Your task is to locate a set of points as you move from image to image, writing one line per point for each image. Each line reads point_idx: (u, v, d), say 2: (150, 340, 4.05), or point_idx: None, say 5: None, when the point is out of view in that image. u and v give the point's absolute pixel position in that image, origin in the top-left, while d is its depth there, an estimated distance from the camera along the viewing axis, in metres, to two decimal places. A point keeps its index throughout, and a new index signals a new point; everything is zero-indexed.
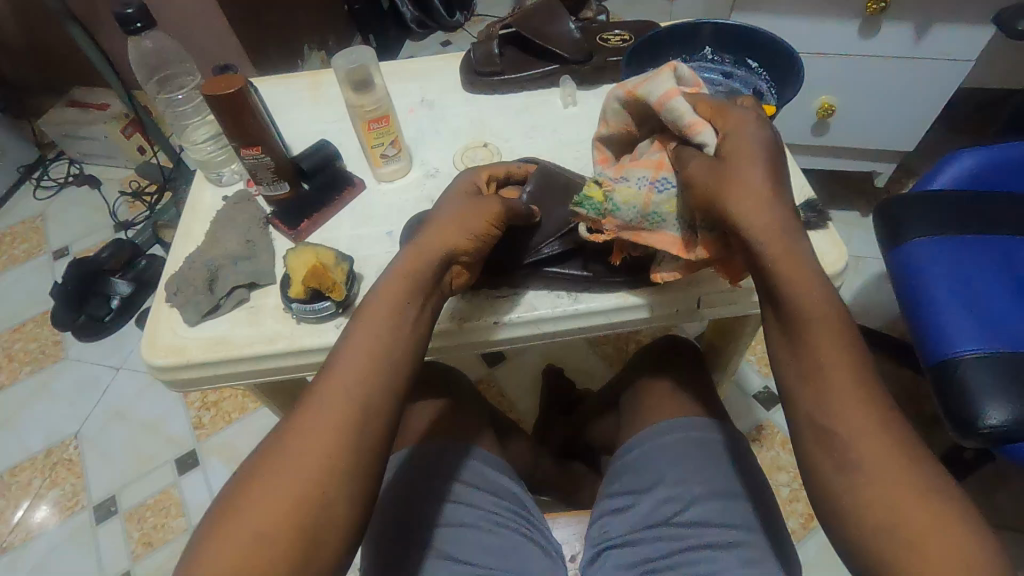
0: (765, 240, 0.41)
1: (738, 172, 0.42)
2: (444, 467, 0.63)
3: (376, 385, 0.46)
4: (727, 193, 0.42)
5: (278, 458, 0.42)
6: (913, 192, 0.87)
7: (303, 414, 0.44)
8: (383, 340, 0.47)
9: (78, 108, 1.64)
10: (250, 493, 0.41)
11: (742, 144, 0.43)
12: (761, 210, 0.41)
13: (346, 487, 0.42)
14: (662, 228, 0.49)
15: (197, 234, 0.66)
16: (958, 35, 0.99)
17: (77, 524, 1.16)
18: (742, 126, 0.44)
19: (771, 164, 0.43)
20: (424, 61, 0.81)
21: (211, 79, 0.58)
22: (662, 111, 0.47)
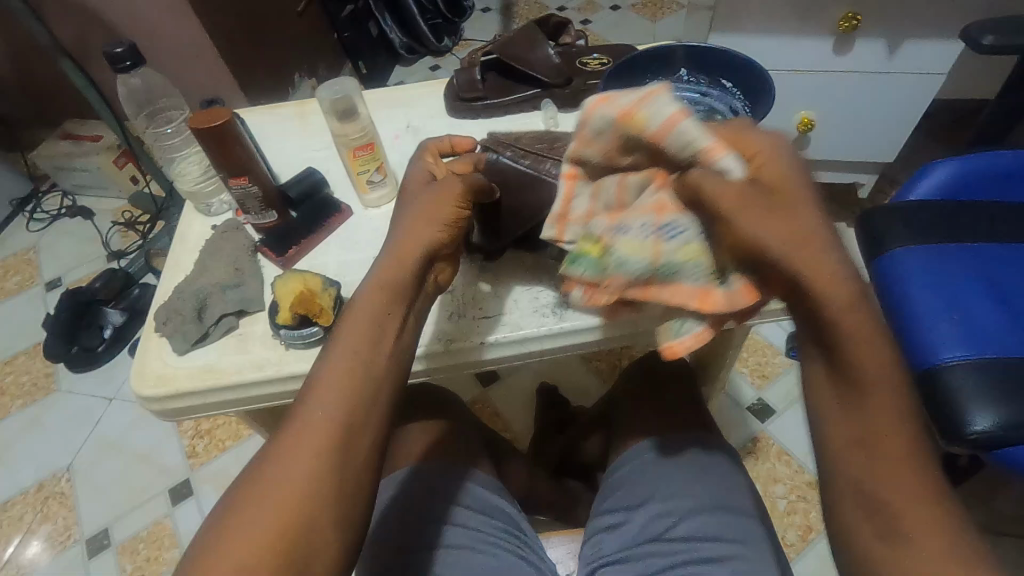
0: (828, 291, 0.41)
1: (785, 210, 0.42)
2: (435, 491, 0.63)
3: (360, 402, 0.45)
4: (779, 232, 0.41)
5: (262, 482, 0.42)
6: (892, 203, 0.88)
7: (287, 435, 0.44)
8: (364, 356, 0.47)
9: (71, 141, 1.66)
10: (234, 520, 0.40)
11: (779, 177, 0.42)
12: (811, 246, 0.41)
13: (331, 510, 0.42)
14: (677, 279, 0.46)
15: (187, 263, 0.67)
16: (929, 49, 1.02)
17: (69, 558, 1.15)
18: (769, 156, 0.43)
19: (809, 194, 0.43)
20: (409, 89, 0.83)
21: (198, 112, 0.60)
22: (666, 140, 0.43)
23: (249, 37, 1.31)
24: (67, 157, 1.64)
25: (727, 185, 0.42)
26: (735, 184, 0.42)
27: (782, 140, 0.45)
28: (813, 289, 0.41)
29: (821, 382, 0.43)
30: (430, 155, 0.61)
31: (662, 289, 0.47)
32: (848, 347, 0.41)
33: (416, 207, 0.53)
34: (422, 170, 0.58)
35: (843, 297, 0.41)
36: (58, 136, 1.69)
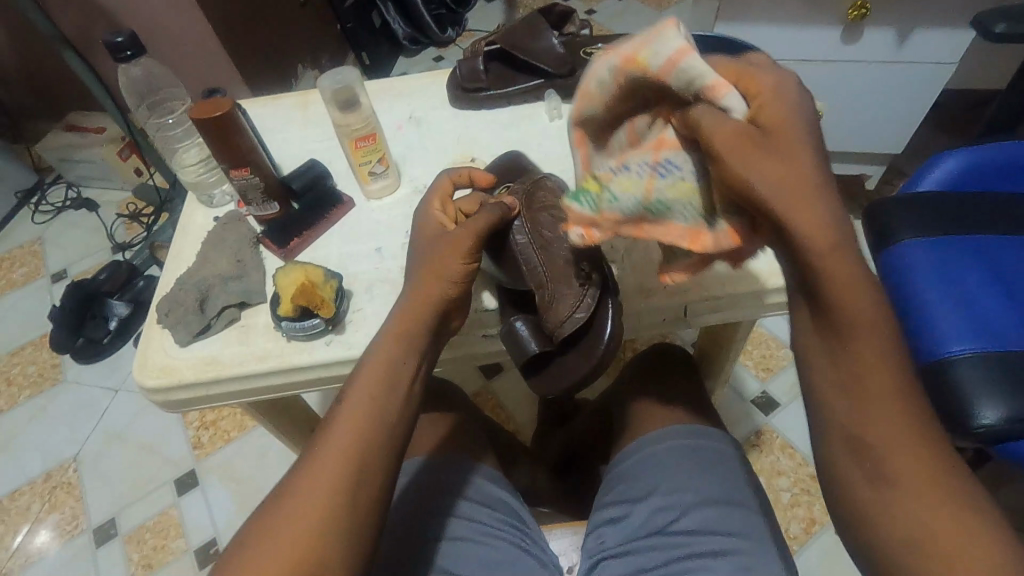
0: (811, 241, 0.38)
1: (779, 150, 0.39)
2: (436, 487, 0.63)
3: (371, 439, 0.46)
4: (766, 174, 0.38)
5: (280, 513, 0.43)
6: (900, 195, 0.87)
7: (305, 469, 0.46)
8: (382, 395, 0.48)
9: (74, 133, 1.66)
10: (255, 551, 0.42)
11: (779, 118, 0.39)
12: (801, 188, 0.38)
13: (342, 543, 0.43)
14: (669, 218, 0.44)
15: (189, 255, 0.67)
16: (940, 38, 1.00)
17: (77, 547, 1.16)
18: (778, 94, 0.40)
19: (813, 135, 0.40)
20: (411, 79, 0.82)
21: (199, 103, 0.59)
22: (672, 77, 0.40)
23: (251, 28, 1.31)
24: (71, 149, 1.64)
25: (722, 125, 0.39)
26: (732, 125, 0.39)
27: (792, 79, 0.41)
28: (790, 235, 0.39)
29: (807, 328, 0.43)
30: (441, 192, 0.59)
31: (652, 229, 0.46)
32: (828, 296, 0.40)
33: (426, 258, 0.54)
34: (432, 217, 0.57)
35: (829, 243, 0.38)
36: (62, 127, 1.69)
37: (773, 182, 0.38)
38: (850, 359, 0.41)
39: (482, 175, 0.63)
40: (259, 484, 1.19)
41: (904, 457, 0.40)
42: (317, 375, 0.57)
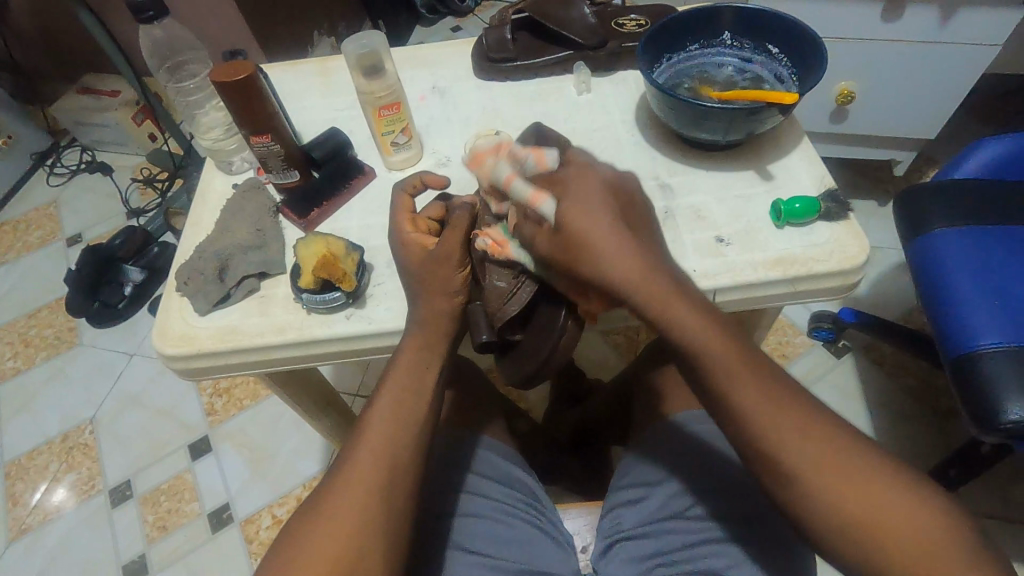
0: (636, 292, 0.45)
1: (584, 234, 0.46)
2: (451, 464, 0.63)
3: (404, 439, 0.48)
4: (578, 262, 0.46)
5: (320, 512, 0.44)
6: (936, 181, 0.84)
7: (343, 470, 0.46)
8: (409, 397, 0.50)
9: (90, 96, 1.64)
10: (298, 549, 0.43)
11: (577, 202, 0.47)
12: (609, 254, 0.45)
13: (382, 538, 0.44)
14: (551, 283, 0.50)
15: (208, 222, 0.66)
16: (985, 19, 0.96)
17: (93, 507, 1.18)
18: (570, 184, 0.48)
19: (613, 211, 0.47)
20: (435, 47, 0.79)
21: (221, 65, 0.58)
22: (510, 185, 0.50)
23: None
24: (86, 112, 1.62)
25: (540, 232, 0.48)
26: (546, 231, 0.47)
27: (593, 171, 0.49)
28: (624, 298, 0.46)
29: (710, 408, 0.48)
30: (405, 199, 0.58)
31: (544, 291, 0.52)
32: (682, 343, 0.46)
33: (420, 275, 0.54)
34: (409, 239, 0.55)
35: (658, 296, 0.45)
36: (77, 89, 1.67)
37: (587, 255, 0.45)
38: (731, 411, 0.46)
39: (435, 177, 0.59)
40: (271, 452, 1.20)
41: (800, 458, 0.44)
42: (339, 348, 0.56)
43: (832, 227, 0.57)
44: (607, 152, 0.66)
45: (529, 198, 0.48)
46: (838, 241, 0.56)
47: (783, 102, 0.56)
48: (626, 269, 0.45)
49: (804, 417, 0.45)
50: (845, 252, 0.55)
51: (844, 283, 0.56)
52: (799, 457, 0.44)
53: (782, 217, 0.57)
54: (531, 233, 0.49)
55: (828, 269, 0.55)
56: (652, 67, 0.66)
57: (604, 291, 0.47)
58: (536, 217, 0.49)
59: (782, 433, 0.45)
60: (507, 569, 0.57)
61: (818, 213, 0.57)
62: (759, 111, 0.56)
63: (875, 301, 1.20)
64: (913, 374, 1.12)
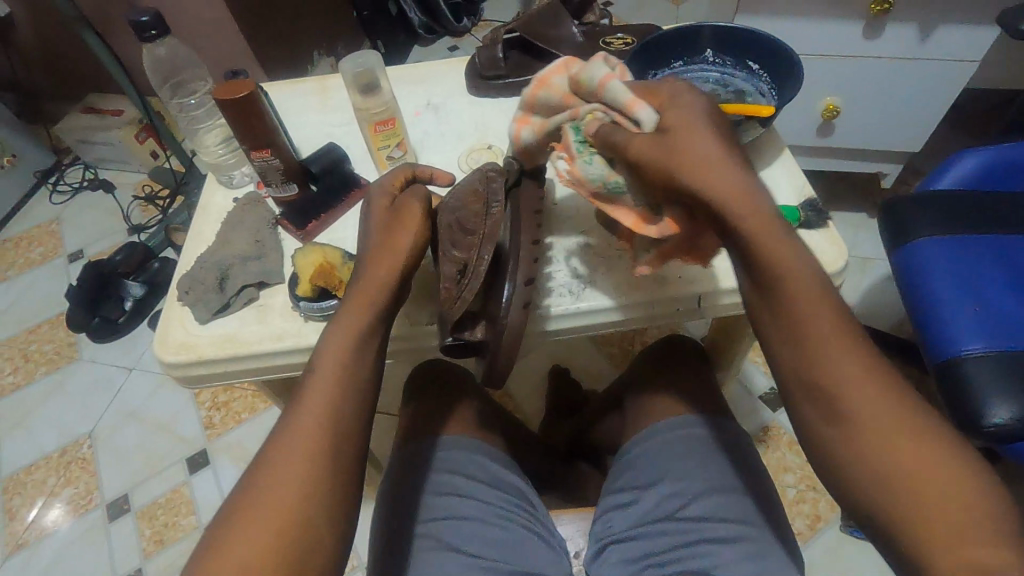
0: (741, 210, 0.40)
1: (682, 144, 0.41)
2: (421, 467, 0.64)
3: (344, 411, 0.48)
4: (680, 168, 0.41)
5: (264, 483, 0.45)
6: (918, 192, 0.87)
7: (282, 439, 0.46)
8: (349, 362, 0.49)
9: (93, 115, 1.68)
10: (238, 522, 0.43)
11: (684, 121, 0.42)
12: (712, 161, 0.41)
13: (323, 506, 0.44)
14: (620, 200, 0.48)
15: (208, 234, 0.67)
16: (962, 36, 0.99)
17: (90, 521, 1.18)
18: (678, 96, 0.44)
19: (714, 129, 0.43)
20: (429, 66, 0.82)
21: (222, 84, 0.60)
22: (604, 91, 0.47)
23: (269, 13, 1.31)
24: (89, 131, 1.66)
25: (634, 137, 0.44)
26: (643, 138, 0.43)
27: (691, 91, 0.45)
28: (722, 209, 0.41)
29: (778, 328, 0.44)
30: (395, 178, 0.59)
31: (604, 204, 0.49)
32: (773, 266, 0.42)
33: (380, 229, 0.55)
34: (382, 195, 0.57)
35: (752, 217, 0.41)
36: (81, 109, 1.71)
37: (694, 171, 0.41)
38: (810, 340, 0.42)
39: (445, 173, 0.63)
40: None
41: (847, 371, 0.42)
42: None
43: (813, 234, 0.59)
44: None
45: (627, 103, 0.45)
46: (817, 247, 0.58)
47: (761, 115, 0.58)
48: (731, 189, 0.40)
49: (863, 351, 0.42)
50: (824, 259, 0.57)
51: None
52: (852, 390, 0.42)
53: None
54: (618, 140, 0.45)
55: None
56: (638, 83, 0.69)
57: (694, 207, 0.42)
58: (628, 125, 0.45)
59: (852, 377, 0.41)
60: (497, 569, 0.57)
61: (798, 221, 0.59)
62: (739, 124, 0.59)
63: (866, 311, 1.21)
64: None
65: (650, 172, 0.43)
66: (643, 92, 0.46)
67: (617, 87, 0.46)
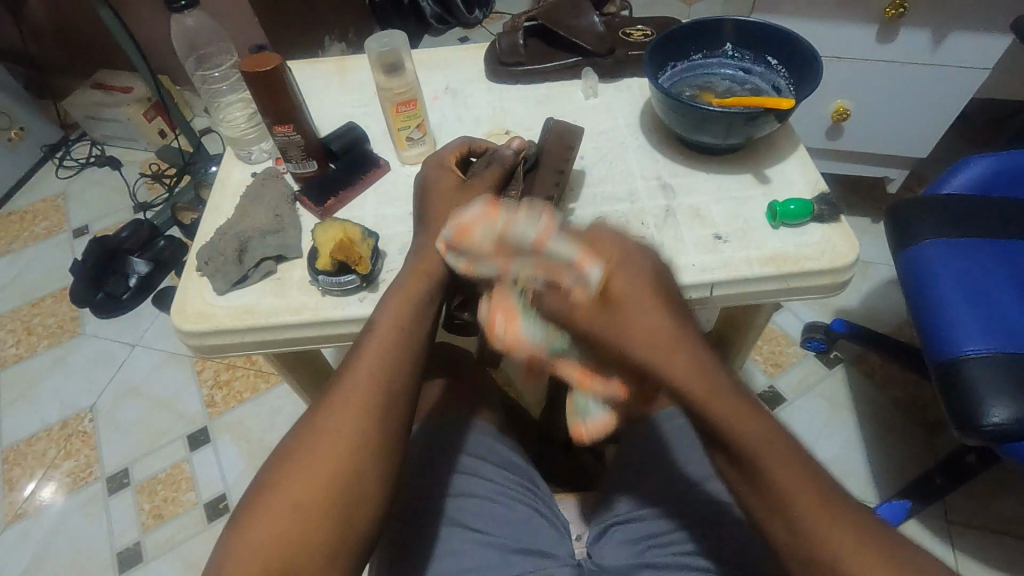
0: (673, 366, 0.48)
1: (624, 311, 0.50)
2: (449, 446, 0.65)
3: (396, 373, 0.50)
4: (620, 329, 0.50)
5: (315, 439, 0.46)
6: (926, 194, 0.88)
7: (336, 395, 0.48)
8: (404, 329, 0.52)
9: (103, 91, 1.68)
10: (290, 467, 0.44)
11: (622, 282, 0.51)
12: (647, 322, 0.50)
13: (372, 463, 0.46)
14: (564, 358, 0.55)
15: (226, 208, 0.68)
16: (974, 44, 1.00)
17: (90, 493, 1.19)
18: (620, 257, 0.53)
19: (653, 290, 0.52)
20: (449, 51, 0.83)
21: (248, 57, 0.61)
22: (544, 249, 0.53)
23: None
24: (99, 106, 1.66)
25: (581, 295, 0.52)
26: (589, 299, 0.51)
27: (628, 247, 0.54)
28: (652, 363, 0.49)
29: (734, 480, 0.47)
30: (454, 156, 0.63)
31: (550, 360, 0.55)
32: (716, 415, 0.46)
33: (441, 207, 0.58)
34: (444, 174, 0.61)
35: (694, 375, 0.48)
36: (90, 85, 1.71)
37: (642, 344, 0.50)
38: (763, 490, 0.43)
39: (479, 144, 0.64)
40: (269, 445, 1.21)
41: (759, 438, 0.44)
42: (351, 329, 0.58)
43: (825, 229, 0.60)
44: (613, 154, 0.69)
45: (576, 261, 0.53)
46: (828, 241, 0.59)
47: (780, 108, 0.59)
48: (660, 350, 0.49)
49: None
50: (836, 252, 0.58)
51: (835, 281, 0.59)
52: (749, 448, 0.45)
53: (778, 218, 0.60)
54: (568, 301, 0.52)
55: (820, 267, 0.58)
56: (658, 73, 0.70)
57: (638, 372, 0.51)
58: (573, 280, 0.52)
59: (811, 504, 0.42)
60: (503, 545, 0.59)
61: (811, 215, 0.60)
62: (757, 117, 0.59)
63: (866, 314, 1.23)
64: (901, 386, 1.15)
65: (601, 339, 0.51)
66: (580, 246, 0.54)
67: (555, 247, 0.53)
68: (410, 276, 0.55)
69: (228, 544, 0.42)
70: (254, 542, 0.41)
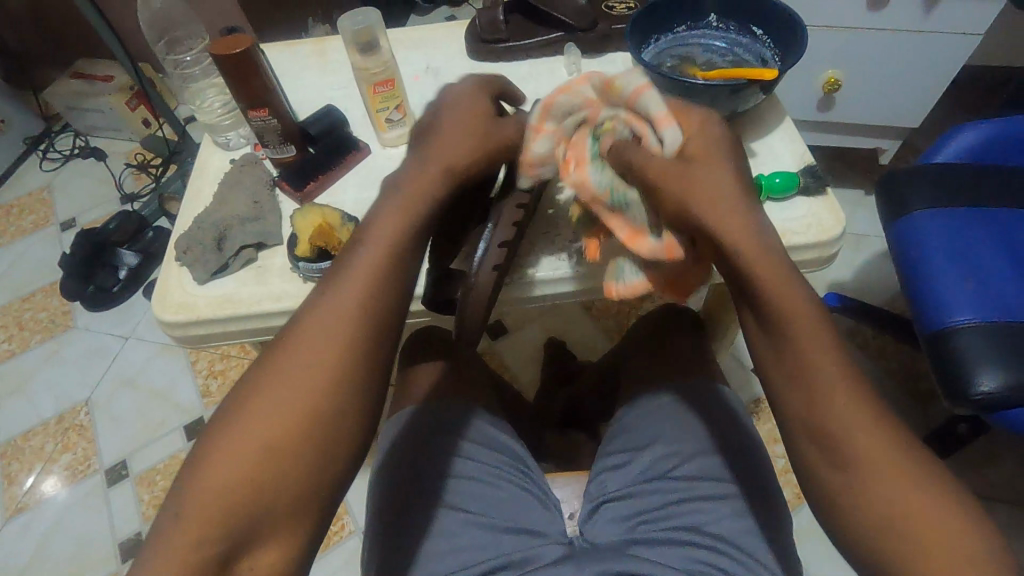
0: (766, 275, 0.44)
1: (703, 175, 0.46)
2: (439, 423, 0.64)
3: (378, 308, 0.46)
4: (693, 196, 0.45)
5: (285, 375, 0.43)
6: (916, 164, 0.87)
7: (308, 329, 0.44)
8: (387, 260, 0.47)
9: (83, 81, 1.64)
10: (255, 404, 0.42)
11: (706, 149, 0.48)
12: (729, 201, 0.46)
13: (348, 406, 0.43)
14: (621, 211, 0.49)
15: (205, 197, 0.67)
16: (967, 9, 0.98)
17: (89, 486, 1.19)
18: (705, 126, 0.49)
19: (733, 166, 0.48)
20: (428, 29, 0.81)
21: (219, 39, 0.59)
22: (635, 103, 0.49)
23: None
24: (79, 97, 1.62)
25: (658, 153, 0.48)
26: (666, 157, 0.47)
27: (717, 119, 0.51)
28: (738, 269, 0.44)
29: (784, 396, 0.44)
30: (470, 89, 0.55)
31: (604, 213, 0.50)
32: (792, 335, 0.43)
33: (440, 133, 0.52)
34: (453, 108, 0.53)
35: (779, 286, 0.44)
36: (70, 75, 1.67)
37: (707, 199, 0.45)
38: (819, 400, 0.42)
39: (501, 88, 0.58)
40: None
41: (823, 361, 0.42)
42: None
43: (812, 202, 0.59)
44: None
45: (657, 118, 0.48)
46: (814, 215, 0.58)
47: (764, 79, 0.58)
48: (748, 232, 0.44)
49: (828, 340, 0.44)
50: (823, 225, 0.57)
51: (822, 255, 0.58)
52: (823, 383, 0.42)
53: (763, 192, 0.59)
54: (644, 156, 0.47)
55: (806, 240, 0.57)
56: (641, 48, 0.68)
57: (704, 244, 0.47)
58: (653, 139, 0.49)
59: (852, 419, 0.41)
60: (498, 527, 0.59)
61: (798, 187, 0.59)
62: (741, 89, 0.58)
63: (859, 287, 1.23)
64: (895, 358, 1.15)
65: (674, 195, 0.46)
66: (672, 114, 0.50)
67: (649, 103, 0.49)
68: (380, 215, 0.49)
69: (189, 478, 0.40)
70: (206, 491, 0.39)
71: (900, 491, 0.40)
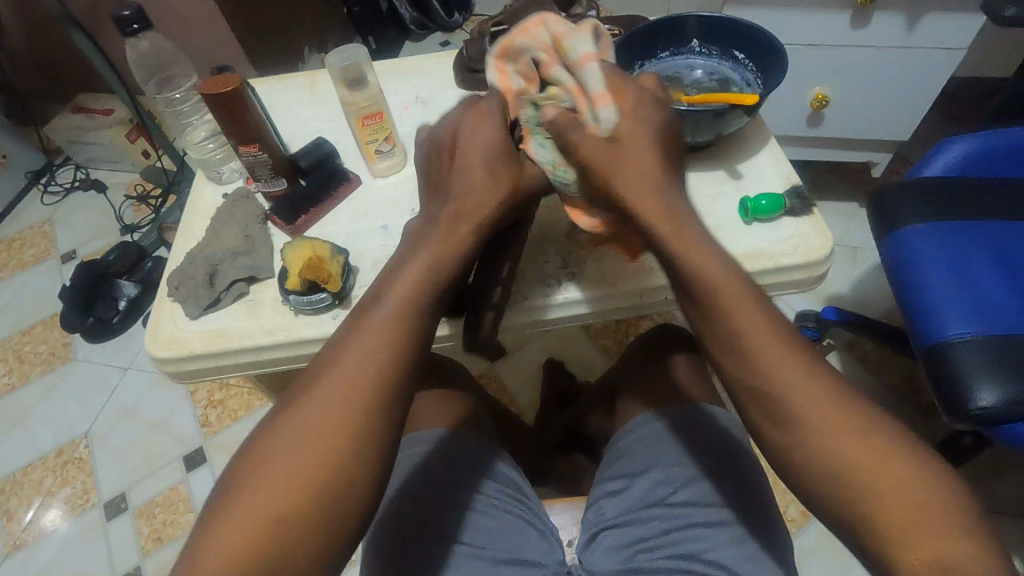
0: (718, 288, 0.46)
1: (628, 157, 0.49)
2: (448, 454, 0.64)
3: (394, 360, 0.46)
4: (620, 176, 0.49)
5: (301, 423, 0.44)
6: (906, 179, 0.87)
7: (325, 380, 0.45)
8: (403, 312, 0.47)
9: (83, 115, 1.67)
10: (273, 453, 0.43)
11: (633, 131, 0.50)
12: (648, 184, 0.48)
13: (364, 454, 0.43)
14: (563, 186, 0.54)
15: (197, 231, 0.67)
16: (950, 25, 0.99)
17: (88, 520, 1.18)
18: (638, 104, 0.51)
19: (659, 144, 0.50)
20: (418, 59, 0.82)
21: (209, 78, 0.60)
22: (578, 73, 0.51)
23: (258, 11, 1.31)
24: (79, 131, 1.65)
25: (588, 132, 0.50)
26: (597, 136, 0.50)
27: (653, 98, 0.53)
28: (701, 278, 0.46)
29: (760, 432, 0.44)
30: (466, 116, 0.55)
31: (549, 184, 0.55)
32: (764, 358, 0.44)
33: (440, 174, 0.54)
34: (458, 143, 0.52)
35: (735, 298, 0.45)
36: (71, 109, 1.70)
37: (626, 179, 0.48)
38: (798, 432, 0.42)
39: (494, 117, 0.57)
40: None
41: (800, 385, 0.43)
42: None
43: (799, 223, 0.59)
44: None
45: (594, 95, 0.50)
46: (801, 235, 0.59)
47: (746, 104, 0.59)
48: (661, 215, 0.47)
49: (813, 364, 0.44)
50: (810, 246, 0.57)
51: (811, 275, 0.58)
52: (809, 408, 0.43)
53: (750, 215, 0.60)
54: (577, 135, 0.50)
55: (794, 261, 0.57)
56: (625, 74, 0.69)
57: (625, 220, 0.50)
58: (590, 118, 0.51)
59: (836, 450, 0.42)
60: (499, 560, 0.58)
61: (784, 209, 0.60)
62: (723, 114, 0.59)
63: (856, 300, 1.22)
64: (896, 371, 1.14)
65: (600, 173, 0.49)
66: (612, 85, 0.51)
67: (589, 72, 0.51)
68: (389, 263, 0.51)
69: (208, 526, 0.41)
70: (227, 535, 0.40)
71: (894, 518, 0.40)
